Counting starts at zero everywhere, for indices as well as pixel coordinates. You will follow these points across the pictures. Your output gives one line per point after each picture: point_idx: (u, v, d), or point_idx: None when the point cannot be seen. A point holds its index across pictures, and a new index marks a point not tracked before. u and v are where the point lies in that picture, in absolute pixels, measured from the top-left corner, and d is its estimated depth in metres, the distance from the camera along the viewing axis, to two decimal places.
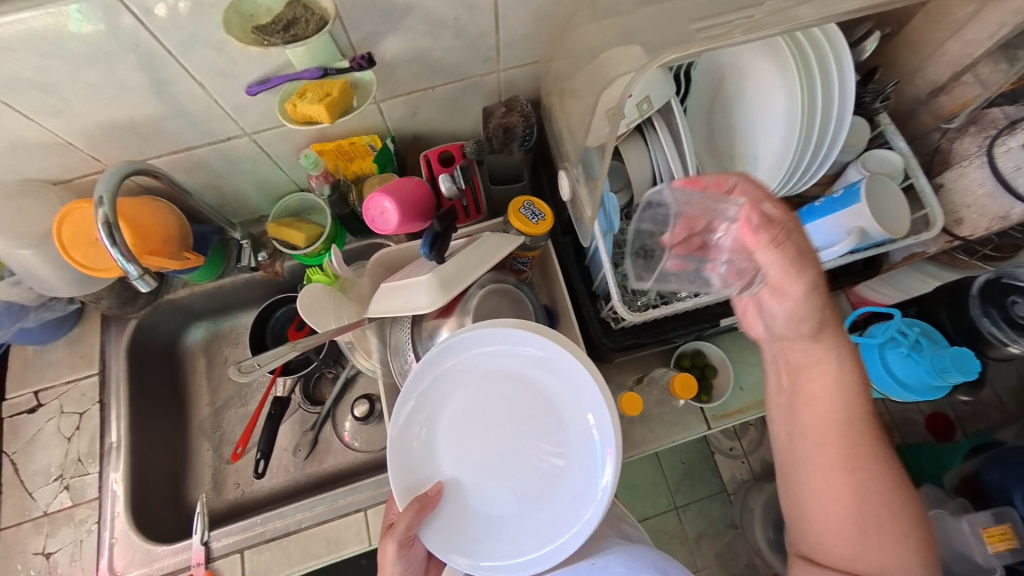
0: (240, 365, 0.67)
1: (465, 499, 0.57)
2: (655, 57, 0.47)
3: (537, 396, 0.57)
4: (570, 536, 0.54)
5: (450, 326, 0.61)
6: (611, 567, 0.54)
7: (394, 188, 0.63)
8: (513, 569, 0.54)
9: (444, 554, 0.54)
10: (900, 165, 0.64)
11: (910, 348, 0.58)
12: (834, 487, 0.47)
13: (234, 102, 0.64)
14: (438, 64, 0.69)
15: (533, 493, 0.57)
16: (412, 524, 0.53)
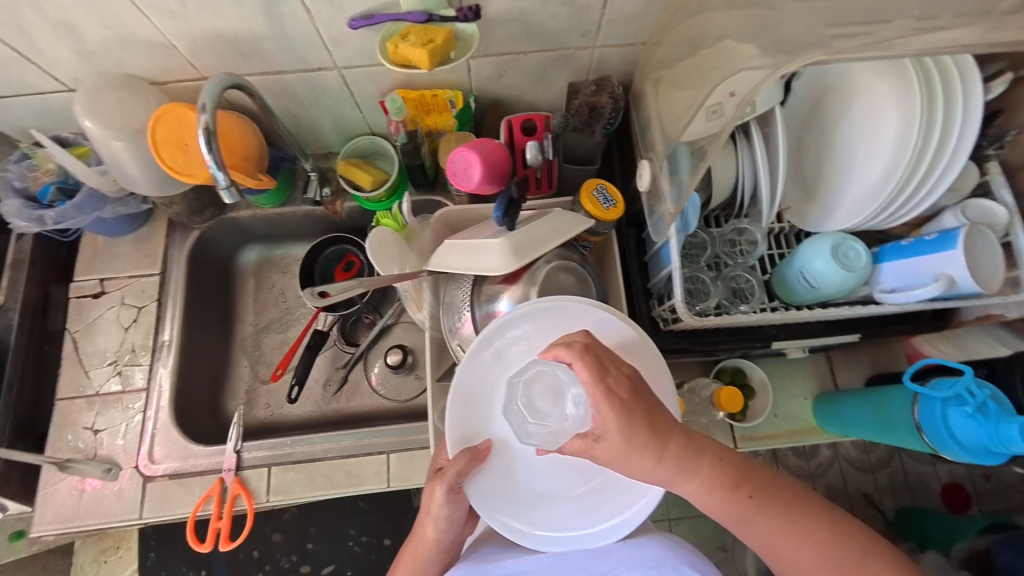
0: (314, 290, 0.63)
1: (513, 461, 0.56)
2: (784, 59, 0.44)
3: None
4: (621, 513, 0.53)
5: (513, 294, 0.61)
6: (644, 548, 0.51)
7: (480, 145, 0.62)
8: (556, 539, 0.53)
9: (485, 510, 0.53)
10: (1004, 220, 0.60)
11: (975, 410, 0.54)
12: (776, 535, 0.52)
13: (336, 34, 0.64)
14: (539, 30, 0.67)
15: (585, 468, 0.56)
16: (462, 473, 0.52)
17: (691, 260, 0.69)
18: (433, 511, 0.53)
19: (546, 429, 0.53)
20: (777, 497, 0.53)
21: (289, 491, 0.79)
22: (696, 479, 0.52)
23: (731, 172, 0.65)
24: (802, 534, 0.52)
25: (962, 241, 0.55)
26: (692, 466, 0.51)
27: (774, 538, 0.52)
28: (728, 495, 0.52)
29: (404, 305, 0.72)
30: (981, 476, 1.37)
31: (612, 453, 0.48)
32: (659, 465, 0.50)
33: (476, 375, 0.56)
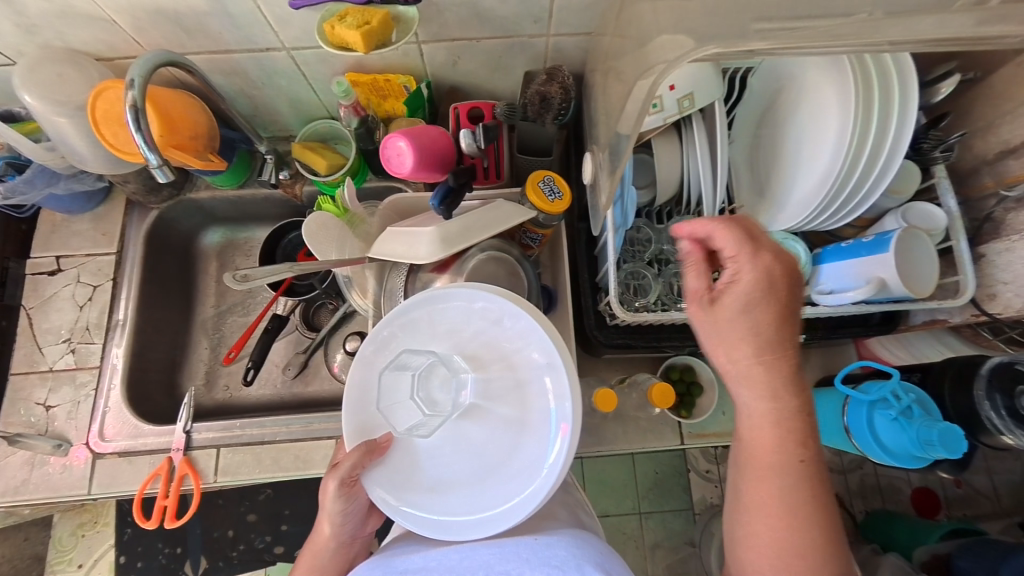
0: (235, 273, 0.63)
1: (409, 452, 0.59)
2: (702, 48, 0.44)
3: (499, 360, 0.59)
4: (507, 506, 0.55)
5: (445, 281, 0.62)
6: (553, 547, 0.51)
7: (416, 132, 0.61)
8: (444, 527, 0.55)
9: (379, 499, 0.57)
10: (944, 225, 0.59)
11: (899, 414, 0.54)
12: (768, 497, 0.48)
13: (277, 12, 0.63)
14: (487, 15, 0.66)
15: (479, 461, 0.57)
16: (356, 465, 0.57)
17: (636, 256, 0.69)
18: (326, 507, 0.60)
19: (440, 416, 0.58)
20: (814, 478, 0.48)
21: (237, 472, 0.78)
22: (764, 394, 0.49)
23: (676, 167, 0.65)
24: (804, 511, 0.47)
25: (894, 245, 0.55)
26: (768, 380, 0.48)
27: (789, 499, 0.47)
28: (785, 446, 0.48)
29: (347, 292, 0.71)
30: (952, 481, 1.37)
31: (719, 311, 0.49)
32: (754, 359, 0.48)
33: (375, 371, 0.61)
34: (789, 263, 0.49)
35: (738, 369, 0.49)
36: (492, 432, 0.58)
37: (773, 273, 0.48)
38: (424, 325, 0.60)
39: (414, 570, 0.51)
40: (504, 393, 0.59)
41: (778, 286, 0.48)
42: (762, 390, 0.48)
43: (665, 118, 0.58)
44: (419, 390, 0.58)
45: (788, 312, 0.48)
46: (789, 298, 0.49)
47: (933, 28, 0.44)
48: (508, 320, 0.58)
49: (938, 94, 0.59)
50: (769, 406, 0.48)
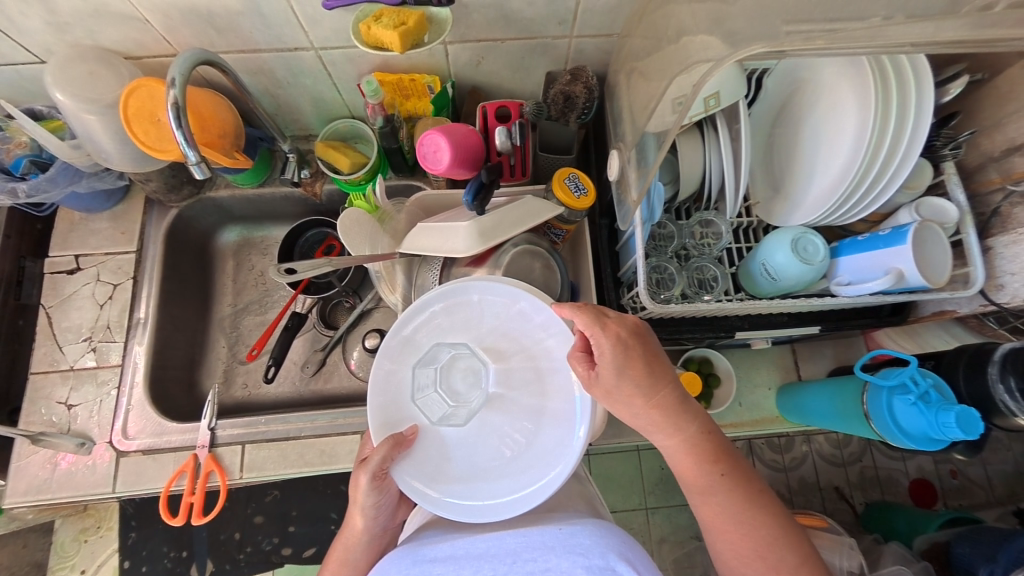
0: (281, 266, 0.65)
1: (438, 445, 0.59)
2: (740, 50, 0.46)
3: (519, 351, 0.61)
4: (536, 489, 0.56)
5: (480, 274, 0.63)
6: (576, 536, 0.48)
7: (450, 129, 0.61)
8: (476, 515, 0.55)
9: (413, 489, 0.57)
10: (956, 219, 0.62)
11: (919, 399, 0.56)
12: (718, 514, 0.55)
13: (310, 12, 0.64)
14: (516, 17, 0.69)
15: (506, 449, 0.59)
16: (385, 458, 0.57)
17: (659, 250, 0.71)
18: (359, 500, 0.59)
19: (466, 407, 0.60)
20: (749, 485, 0.55)
21: (262, 468, 0.77)
22: (673, 432, 0.55)
23: (699, 163, 0.67)
24: (745, 519, 0.54)
25: (911, 237, 0.57)
26: (667, 418, 0.55)
27: (727, 510, 0.54)
28: (699, 467, 0.55)
29: (376, 288, 0.71)
30: (948, 472, 1.43)
31: (607, 385, 0.54)
32: (648, 404, 0.54)
33: (398, 364, 0.62)
34: (626, 321, 0.55)
35: (646, 416, 0.55)
36: (516, 419, 0.60)
37: (621, 321, 0.55)
38: (445, 320, 0.62)
39: (442, 559, 0.49)
40: (526, 383, 0.61)
41: (629, 338, 0.54)
42: (663, 428, 0.55)
43: (691, 117, 0.60)
44: (441, 382, 0.60)
45: (643, 349, 0.55)
46: (645, 339, 0.55)
47: (953, 30, 0.46)
48: (527, 312, 0.61)
49: (946, 97, 0.63)
50: (675, 441, 0.55)
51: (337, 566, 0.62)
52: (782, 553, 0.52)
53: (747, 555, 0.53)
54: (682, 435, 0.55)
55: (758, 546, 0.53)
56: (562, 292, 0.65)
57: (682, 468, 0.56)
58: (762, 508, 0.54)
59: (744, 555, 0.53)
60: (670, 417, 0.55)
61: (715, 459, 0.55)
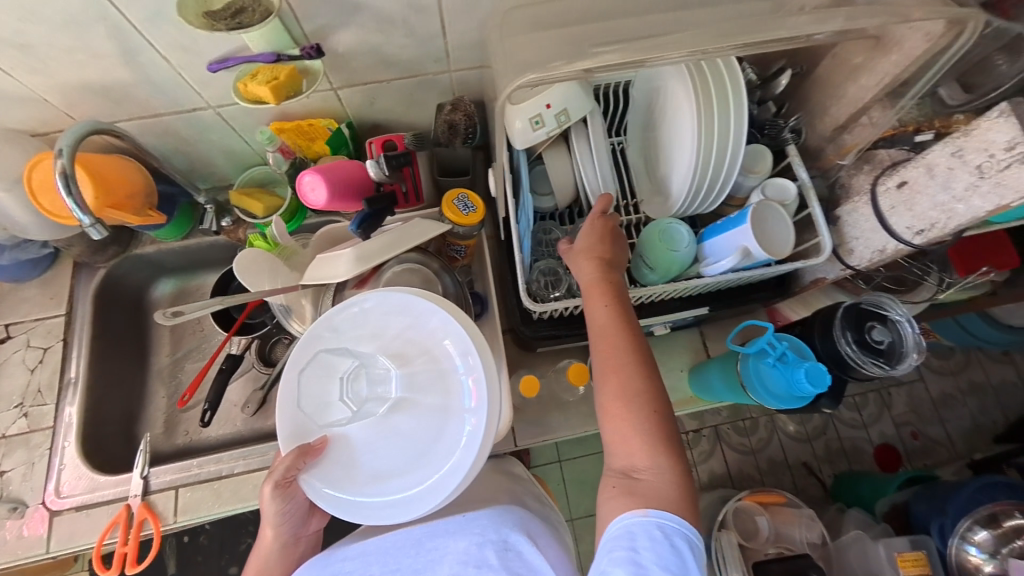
0: (166, 310, 0.66)
1: (348, 450, 0.63)
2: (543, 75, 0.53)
3: (422, 352, 0.65)
4: (438, 483, 0.60)
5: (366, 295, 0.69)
6: (477, 519, 0.59)
7: (328, 170, 0.66)
8: (384, 512, 0.60)
9: (320, 495, 0.60)
10: (795, 196, 0.68)
11: (777, 360, 0.62)
12: (612, 389, 0.59)
13: (198, 76, 0.71)
14: (392, 59, 0.76)
15: (413, 448, 0.62)
16: (290, 468, 0.60)
17: (547, 254, 0.76)
18: (266, 509, 0.63)
19: (373, 411, 0.63)
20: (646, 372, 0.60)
21: (197, 509, 0.79)
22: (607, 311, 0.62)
23: (568, 172, 0.73)
24: (630, 400, 0.58)
25: (750, 218, 0.63)
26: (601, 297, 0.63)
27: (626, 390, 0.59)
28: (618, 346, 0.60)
29: (285, 321, 0.75)
30: (908, 435, 1.48)
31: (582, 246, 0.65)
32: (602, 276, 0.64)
33: (297, 373, 0.64)
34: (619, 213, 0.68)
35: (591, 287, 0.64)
36: (419, 420, 0.63)
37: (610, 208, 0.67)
38: (348, 329, 0.65)
39: (353, 556, 0.58)
40: (429, 384, 0.64)
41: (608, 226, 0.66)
42: (603, 304, 0.62)
43: (548, 133, 0.67)
44: (347, 390, 0.63)
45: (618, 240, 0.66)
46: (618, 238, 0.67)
47: (726, 38, 0.53)
48: (425, 318, 0.64)
49: (779, 86, 0.72)
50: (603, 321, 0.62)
51: (253, 573, 0.65)
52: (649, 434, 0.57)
53: (627, 436, 0.57)
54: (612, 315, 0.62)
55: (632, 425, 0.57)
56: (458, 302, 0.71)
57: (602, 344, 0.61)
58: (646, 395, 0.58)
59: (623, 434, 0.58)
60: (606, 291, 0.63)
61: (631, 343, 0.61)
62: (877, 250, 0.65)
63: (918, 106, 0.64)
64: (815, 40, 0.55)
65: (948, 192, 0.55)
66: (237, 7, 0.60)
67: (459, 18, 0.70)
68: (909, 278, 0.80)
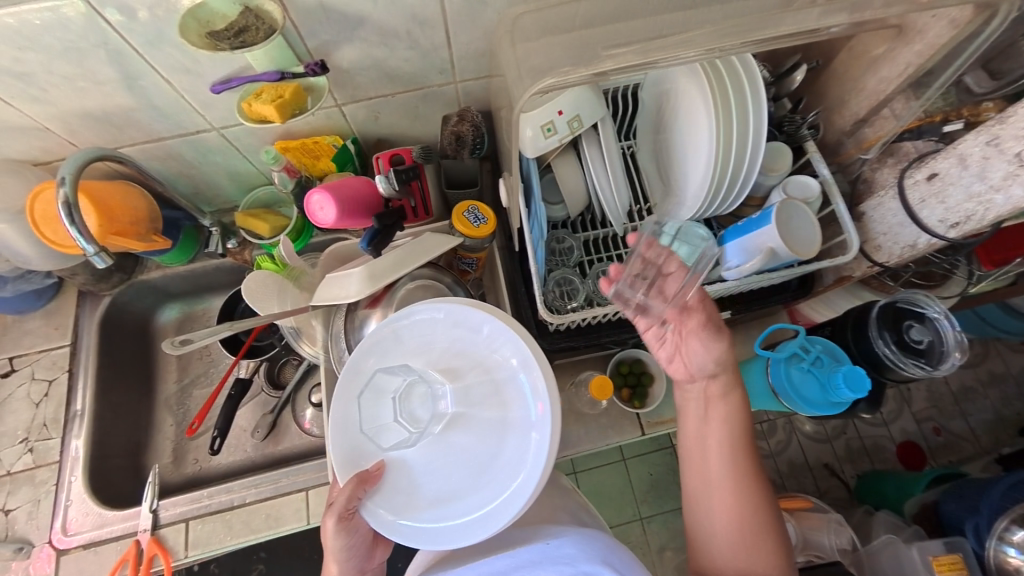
0: (175, 339, 0.64)
1: (406, 474, 0.60)
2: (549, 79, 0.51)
3: (474, 365, 0.62)
4: (503, 501, 0.57)
5: (377, 315, 0.65)
6: (561, 547, 0.53)
7: (336, 188, 0.64)
8: (450, 537, 0.56)
9: (381, 523, 0.57)
10: (818, 192, 0.65)
11: (811, 365, 0.60)
12: (728, 508, 0.62)
13: (200, 97, 0.70)
14: (396, 72, 0.75)
15: (473, 466, 0.59)
16: (350, 498, 0.58)
17: (561, 263, 0.74)
18: (329, 546, 0.60)
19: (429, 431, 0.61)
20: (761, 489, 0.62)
21: (207, 542, 0.77)
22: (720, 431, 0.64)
23: (578, 180, 0.72)
24: (747, 520, 0.61)
25: (774, 217, 0.61)
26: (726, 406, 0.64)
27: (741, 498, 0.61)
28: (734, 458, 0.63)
29: (295, 343, 0.73)
30: (931, 430, 1.44)
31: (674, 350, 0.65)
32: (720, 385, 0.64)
33: (349, 398, 0.62)
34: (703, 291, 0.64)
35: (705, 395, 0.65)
36: (479, 435, 0.60)
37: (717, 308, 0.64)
38: (396, 347, 0.63)
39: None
40: (484, 397, 0.61)
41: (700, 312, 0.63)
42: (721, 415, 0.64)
43: (559, 140, 0.65)
44: (400, 411, 0.60)
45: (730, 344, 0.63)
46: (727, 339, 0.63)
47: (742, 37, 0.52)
48: (477, 328, 0.63)
49: (794, 82, 0.70)
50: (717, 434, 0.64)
51: None
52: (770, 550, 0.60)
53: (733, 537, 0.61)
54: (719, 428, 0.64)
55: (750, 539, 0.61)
56: None
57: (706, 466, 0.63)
58: (757, 505, 0.62)
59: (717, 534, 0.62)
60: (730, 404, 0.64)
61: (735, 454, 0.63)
62: (908, 244, 0.63)
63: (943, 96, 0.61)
64: (833, 33, 0.53)
65: (983, 182, 0.52)
66: (240, 25, 0.58)
67: (464, 28, 0.69)
68: (936, 273, 0.78)
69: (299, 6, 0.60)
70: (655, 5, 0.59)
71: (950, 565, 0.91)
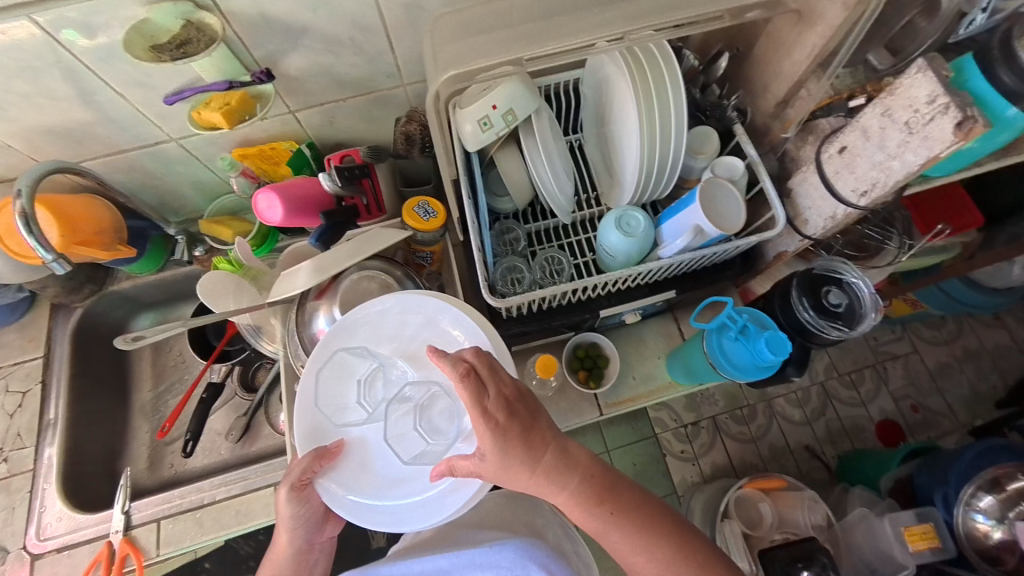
0: (126, 335, 0.66)
1: (364, 452, 0.63)
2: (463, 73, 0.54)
3: (438, 355, 0.66)
4: (451, 485, 0.60)
5: (326, 308, 0.68)
6: (502, 552, 0.63)
7: (282, 188, 0.67)
8: (397, 515, 0.60)
9: (333, 497, 0.60)
10: (743, 172, 0.68)
11: (738, 333, 0.63)
12: (634, 555, 0.57)
13: (156, 109, 0.73)
14: (345, 78, 0.78)
15: (427, 450, 0.63)
16: (306, 470, 0.59)
17: (510, 252, 0.78)
18: (281, 514, 0.61)
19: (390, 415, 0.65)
20: (641, 515, 0.58)
21: (179, 541, 0.79)
22: (568, 492, 0.57)
23: (521, 171, 0.75)
24: (647, 553, 0.56)
25: (698, 196, 0.65)
26: (553, 483, 0.56)
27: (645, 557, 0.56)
28: (609, 524, 0.57)
29: (256, 342, 0.75)
30: (909, 408, 1.47)
31: (502, 468, 0.54)
32: (530, 475, 0.55)
33: (312, 375, 0.64)
34: (488, 364, 0.55)
35: (532, 485, 0.56)
36: (440, 421, 0.64)
37: (481, 360, 0.55)
38: (367, 330, 0.66)
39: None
40: (446, 387, 0.65)
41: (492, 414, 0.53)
42: (565, 490, 0.56)
43: (495, 134, 0.69)
44: (364, 396, 0.66)
45: (529, 404, 0.55)
46: (525, 396, 0.56)
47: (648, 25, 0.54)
48: (443, 322, 0.66)
49: (718, 69, 0.74)
50: (574, 507, 0.57)
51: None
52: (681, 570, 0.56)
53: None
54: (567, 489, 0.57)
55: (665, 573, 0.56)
56: None
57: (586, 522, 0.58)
58: (648, 530, 0.57)
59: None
60: (561, 478, 0.56)
61: (597, 495, 0.57)
62: (829, 216, 0.65)
63: (852, 73, 0.64)
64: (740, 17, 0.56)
65: (883, 151, 0.55)
66: (182, 38, 0.62)
67: (404, 32, 0.72)
68: (870, 244, 0.80)
69: (241, 19, 0.64)
70: (577, 4, 0.62)
71: (922, 535, 0.97)
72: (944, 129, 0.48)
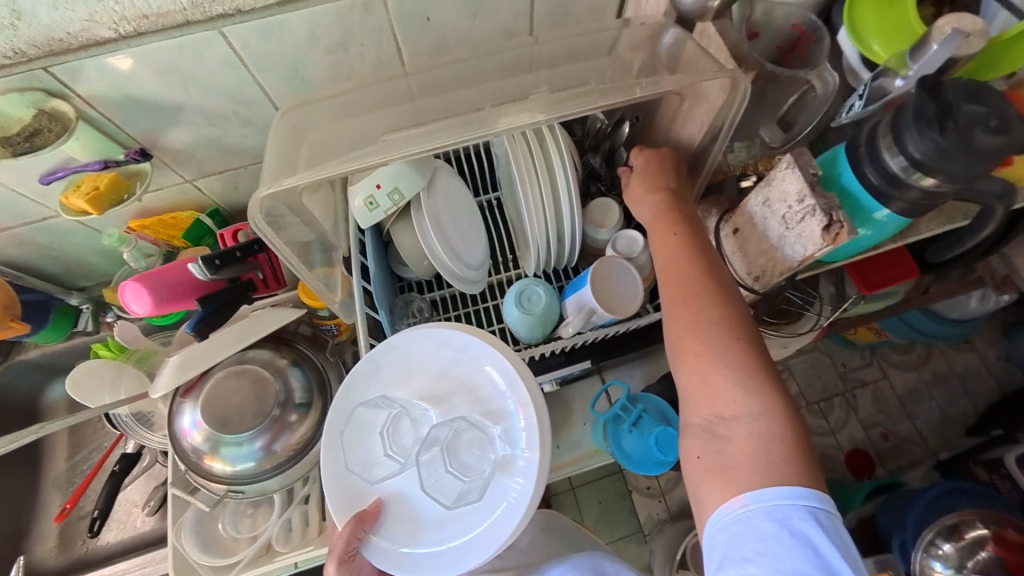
0: None
1: (406, 503, 0.56)
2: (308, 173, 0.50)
3: (461, 385, 0.58)
4: (503, 518, 0.53)
5: (190, 405, 0.65)
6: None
7: (149, 279, 0.65)
8: (459, 558, 0.53)
9: (388, 556, 0.53)
10: (643, 247, 0.66)
11: (633, 425, 0.63)
12: (703, 384, 0.48)
13: (33, 188, 0.68)
14: (239, 147, 0.74)
15: (471, 483, 0.56)
16: (350, 539, 0.52)
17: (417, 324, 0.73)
18: None
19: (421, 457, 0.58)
20: (750, 358, 0.48)
21: None
22: (716, 291, 0.51)
23: (419, 245, 0.71)
24: (728, 387, 0.47)
25: (590, 278, 0.63)
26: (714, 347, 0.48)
27: (716, 405, 0.47)
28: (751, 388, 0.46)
29: (136, 431, 0.73)
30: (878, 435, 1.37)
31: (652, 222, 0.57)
32: (677, 240, 0.54)
33: (335, 437, 0.57)
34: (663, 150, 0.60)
35: (684, 283, 0.52)
36: (470, 458, 0.57)
37: (652, 159, 0.60)
38: (377, 380, 0.58)
39: None
40: (474, 415, 0.57)
41: (652, 161, 0.60)
42: (693, 337, 0.49)
43: (384, 213, 0.65)
44: (390, 445, 0.57)
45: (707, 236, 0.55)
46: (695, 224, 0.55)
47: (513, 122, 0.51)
48: (464, 352, 0.58)
49: (623, 135, 0.70)
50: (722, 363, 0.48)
51: None
52: (771, 424, 0.45)
53: (748, 460, 0.44)
54: (700, 327, 0.49)
55: (738, 396, 0.46)
56: (275, 403, 0.65)
57: (716, 352, 0.48)
58: (752, 366, 0.47)
59: (717, 464, 0.45)
60: (715, 292, 0.51)
61: (727, 323, 0.49)
62: None
63: (748, 148, 0.63)
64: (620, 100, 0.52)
65: (767, 238, 0.52)
66: (33, 128, 0.60)
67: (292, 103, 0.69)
68: (793, 308, 0.76)
69: (105, 102, 0.61)
70: (466, 105, 0.59)
71: None
72: (814, 230, 0.47)
